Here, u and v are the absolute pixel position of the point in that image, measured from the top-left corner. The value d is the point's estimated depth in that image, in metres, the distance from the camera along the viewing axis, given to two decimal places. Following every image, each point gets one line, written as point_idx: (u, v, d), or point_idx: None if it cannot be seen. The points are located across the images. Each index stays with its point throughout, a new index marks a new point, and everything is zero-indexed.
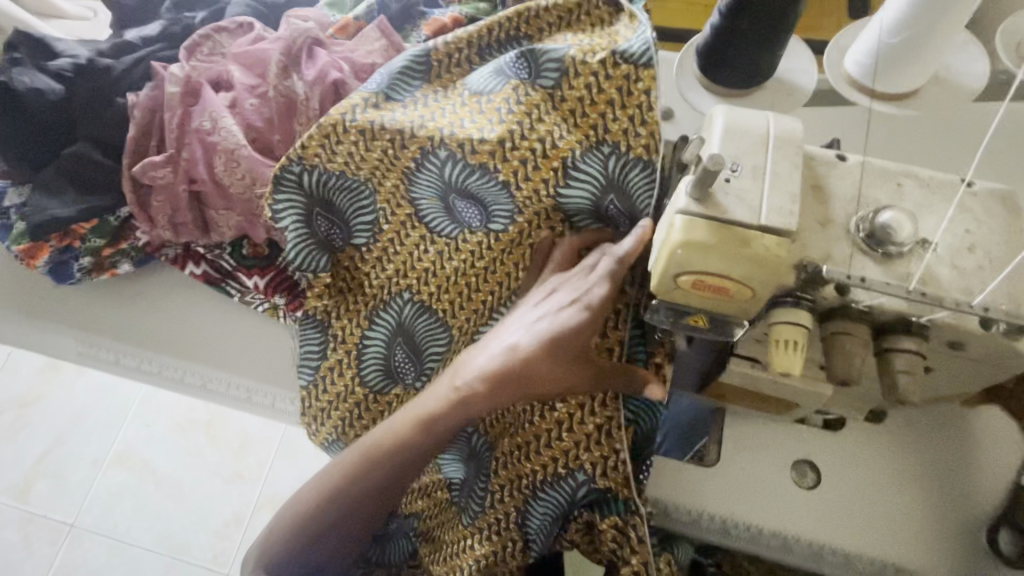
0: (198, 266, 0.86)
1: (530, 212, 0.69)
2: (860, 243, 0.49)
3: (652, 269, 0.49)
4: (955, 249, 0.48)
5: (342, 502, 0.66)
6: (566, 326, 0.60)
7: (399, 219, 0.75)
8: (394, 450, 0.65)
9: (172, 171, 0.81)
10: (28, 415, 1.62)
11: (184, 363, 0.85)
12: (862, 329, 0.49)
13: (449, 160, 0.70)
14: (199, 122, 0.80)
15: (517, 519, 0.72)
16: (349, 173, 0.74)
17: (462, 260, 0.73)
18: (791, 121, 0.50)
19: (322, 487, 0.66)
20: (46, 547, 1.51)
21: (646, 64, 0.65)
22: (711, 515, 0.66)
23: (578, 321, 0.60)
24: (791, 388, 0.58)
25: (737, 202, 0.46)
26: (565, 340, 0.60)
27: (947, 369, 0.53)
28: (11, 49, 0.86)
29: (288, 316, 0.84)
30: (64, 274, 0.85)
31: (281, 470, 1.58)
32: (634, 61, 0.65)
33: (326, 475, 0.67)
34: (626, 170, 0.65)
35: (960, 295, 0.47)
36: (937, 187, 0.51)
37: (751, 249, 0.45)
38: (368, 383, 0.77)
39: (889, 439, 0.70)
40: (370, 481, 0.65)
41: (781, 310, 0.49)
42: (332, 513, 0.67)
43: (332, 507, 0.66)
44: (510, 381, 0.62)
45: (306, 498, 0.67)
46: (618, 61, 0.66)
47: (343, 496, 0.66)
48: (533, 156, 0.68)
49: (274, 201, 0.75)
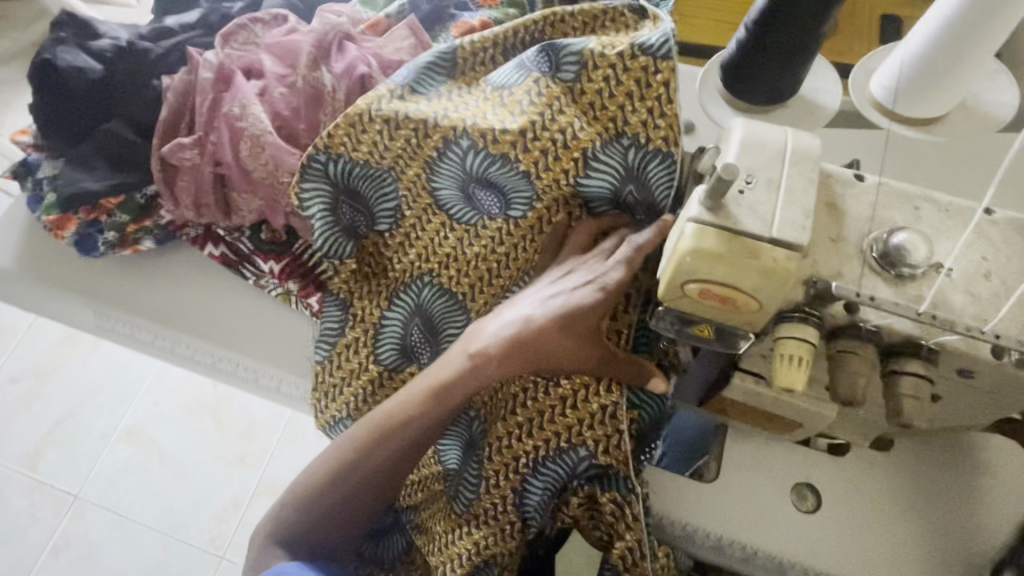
0: (217, 247, 0.88)
1: (549, 199, 0.70)
2: (872, 263, 0.48)
3: (660, 276, 0.49)
4: (970, 276, 0.48)
5: (354, 473, 0.67)
6: (580, 304, 0.61)
7: (421, 206, 0.76)
8: (406, 418, 0.65)
9: (199, 152, 0.83)
10: (43, 385, 1.67)
11: (196, 341, 0.87)
12: (870, 350, 0.48)
13: (470, 150, 0.71)
14: (229, 108, 0.82)
15: (514, 501, 0.71)
16: (373, 162, 0.75)
17: (484, 245, 0.73)
18: (809, 138, 0.51)
19: (335, 458, 0.67)
20: (50, 516, 1.54)
21: (664, 57, 0.65)
22: (708, 533, 0.66)
23: (592, 301, 0.61)
24: (796, 407, 0.58)
25: (749, 213, 0.46)
26: (578, 318, 0.62)
27: (956, 399, 0.52)
28: (57, 28, 0.89)
29: (300, 302, 0.85)
30: (88, 247, 0.87)
31: (282, 457, 1.60)
32: (651, 53, 0.65)
33: (340, 446, 0.68)
34: (645, 161, 0.66)
35: (971, 320, 0.46)
36: (955, 212, 0.51)
37: (760, 260, 0.45)
38: (384, 361, 0.78)
39: (892, 466, 0.69)
40: (383, 451, 0.66)
41: (786, 324, 0.48)
42: (348, 482, 0.67)
43: (348, 475, 0.67)
44: (525, 351, 0.63)
45: (320, 470, 0.68)
46: (636, 53, 0.66)
47: (355, 467, 0.67)
48: (553, 147, 0.68)
49: (302, 190, 0.77)
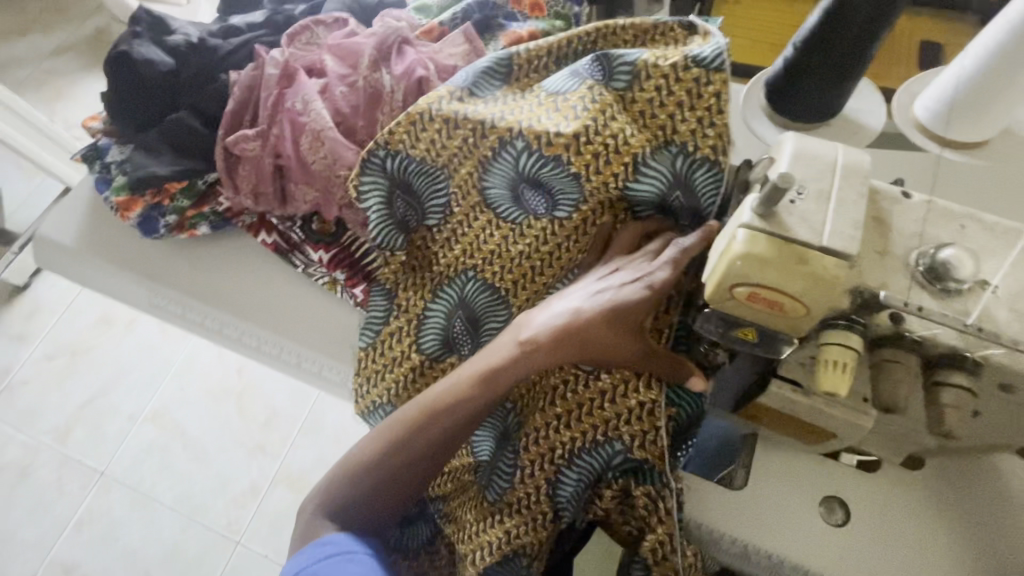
0: (270, 235, 0.92)
1: (594, 202, 0.72)
2: (919, 277, 0.50)
3: (709, 278, 0.51)
4: (1017, 294, 0.49)
5: (400, 453, 0.70)
6: (628, 300, 0.63)
7: (469, 205, 0.80)
8: (453, 402, 0.68)
9: (261, 144, 0.88)
10: (80, 363, 1.73)
11: (243, 324, 0.91)
12: (912, 359, 0.50)
13: (525, 151, 0.74)
14: (292, 103, 0.86)
15: (548, 491, 0.73)
16: (429, 159, 0.79)
17: (528, 244, 0.76)
18: (860, 154, 0.52)
19: (383, 436, 0.70)
20: (76, 491, 1.60)
21: (717, 68, 0.67)
22: (733, 539, 0.67)
23: (639, 298, 0.63)
24: (832, 416, 0.59)
25: (800, 221, 0.48)
26: (625, 313, 0.64)
27: (993, 417, 0.53)
28: (136, 23, 0.95)
29: (346, 291, 0.89)
30: (149, 228, 0.92)
31: (301, 448, 1.64)
32: (704, 65, 0.68)
33: (388, 425, 0.71)
34: (693, 169, 0.69)
35: (1017, 337, 0.47)
36: (1002, 232, 0.52)
37: (809, 267, 0.47)
38: (425, 350, 0.81)
39: (924, 487, 0.70)
40: (429, 433, 0.69)
41: (831, 331, 0.50)
42: (394, 461, 0.70)
43: (394, 455, 0.70)
44: (571, 342, 0.65)
45: (367, 449, 0.71)
46: (689, 64, 0.68)
47: (401, 447, 0.69)
48: (605, 152, 0.70)
49: (360, 182, 0.80)
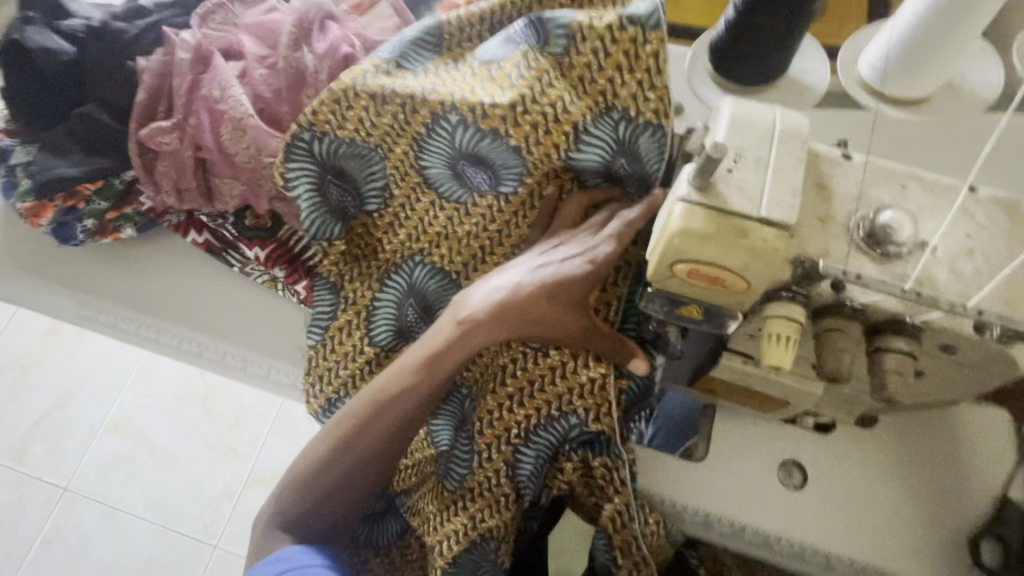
0: (200, 234, 0.86)
1: (540, 172, 0.69)
2: (859, 242, 0.49)
3: (649, 256, 0.49)
4: (954, 253, 0.48)
5: (349, 449, 0.67)
6: (569, 274, 0.62)
7: (409, 185, 0.76)
8: (400, 391, 0.66)
9: (179, 136, 0.81)
10: (27, 378, 1.64)
11: (182, 330, 0.86)
12: (854, 327, 0.48)
13: (460, 126, 0.70)
14: (208, 90, 0.80)
15: (507, 472, 0.71)
16: (360, 140, 0.74)
17: (474, 225, 0.73)
18: (798, 117, 0.50)
19: (330, 434, 0.67)
20: (38, 509, 1.53)
21: (654, 27, 0.63)
22: (695, 510, 0.67)
23: (580, 272, 0.62)
24: (783, 385, 0.59)
25: (737, 192, 0.46)
26: (566, 287, 0.62)
27: (940, 375, 0.52)
28: (26, 8, 0.85)
29: (289, 289, 0.84)
30: (66, 235, 0.85)
31: (273, 446, 1.60)
32: (641, 24, 0.63)
33: (335, 423, 0.68)
34: (637, 134, 0.65)
35: (954, 297, 0.47)
36: (941, 191, 0.51)
37: (748, 239, 0.45)
38: (378, 343, 0.78)
39: (878, 444, 0.71)
40: (378, 425, 0.66)
41: (775, 304, 0.49)
42: (345, 459, 0.67)
43: (345, 453, 0.67)
44: (514, 316, 0.64)
45: (316, 450, 0.68)
46: (624, 24, 0.64)
47: (350, 443, 0.67)
48: (544, 121, 0.67)
49: (287, 170, 0.76)
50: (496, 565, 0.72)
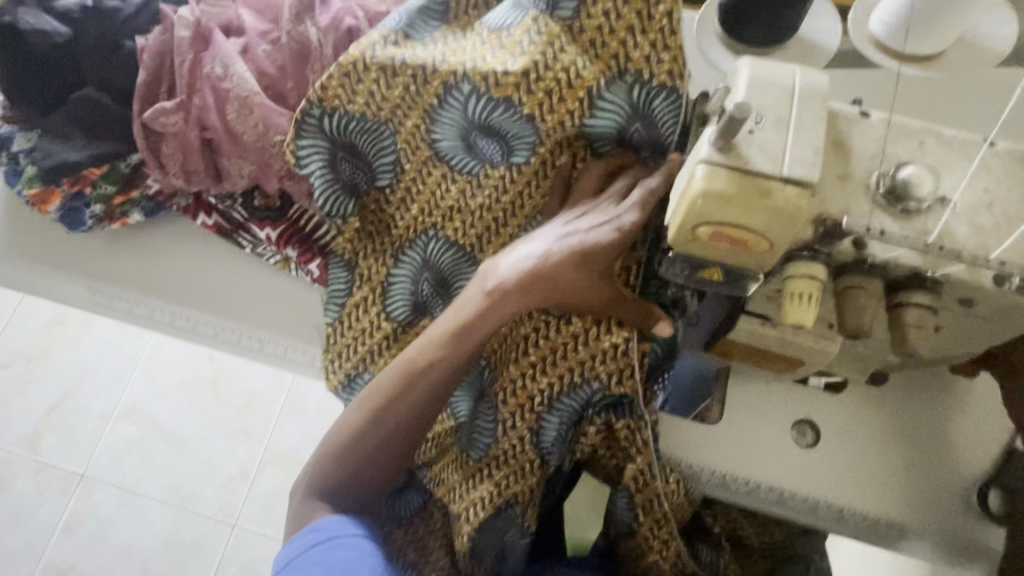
0: (210, 216, 0.86)
1: (553, 141, 0.68)
2: (880, 200, 0.49)
3: (672, 220, 0.49)
4: (973, 207, 0.49)
5: (381, 421, 0.68)
6: (595, 242, 0.63)
7: (420, 159, 0.75)
8: (429, 363, 0.67)
9: (183, 117, 0.79)
10: (37, 369, 1.65)
11: (195, 313, 0.86)
12: (876, 283, 0.49)
13: (473, 95, 0.69)
14: (211, 68, 0.78)
15: (532, 438, 0.73)
16: (370, 115, 0.74)
17: (488, 196, 0.73)
18: (816, 74, 0.50)
19: (362, 407, 0.69)
20: (59, 495, 1.56)
21: None
22: (713, 470, 0.69)
23: (607, 240, 0.63)
24: (799, 345, 0.60)
25: (759, 152, 0.46)
26: (593, 255, 0.63)
27: (955, 329, 0.53)
28: None
29: (301, 268, 0.84)
30: (74, 220, 0.85)
31: (285, 427, 1.62)
32: None
33: (366, 397, 0.69)
34: (651, 98, 0.65)
35: (975, 250, 0.47)
36: (959, 146, 0.51)
37: (772, 200, 0.45)
38: (396, 317, 0.78)
39: (887, 399, 0.73)
40: (408, 398, 0.68)
41: (796, 264, 0.49)
42: (376, 432, 0.69)
43: (376, 425, 0.68)
44: (541, 285, 0.65)
45: (347, 423, 0.69)
46: None
47: (382, 415, 0.68)
48: (558, 87, 0.66)
49: (297, 146, 0.74)
50: (523, 527, 0.75)
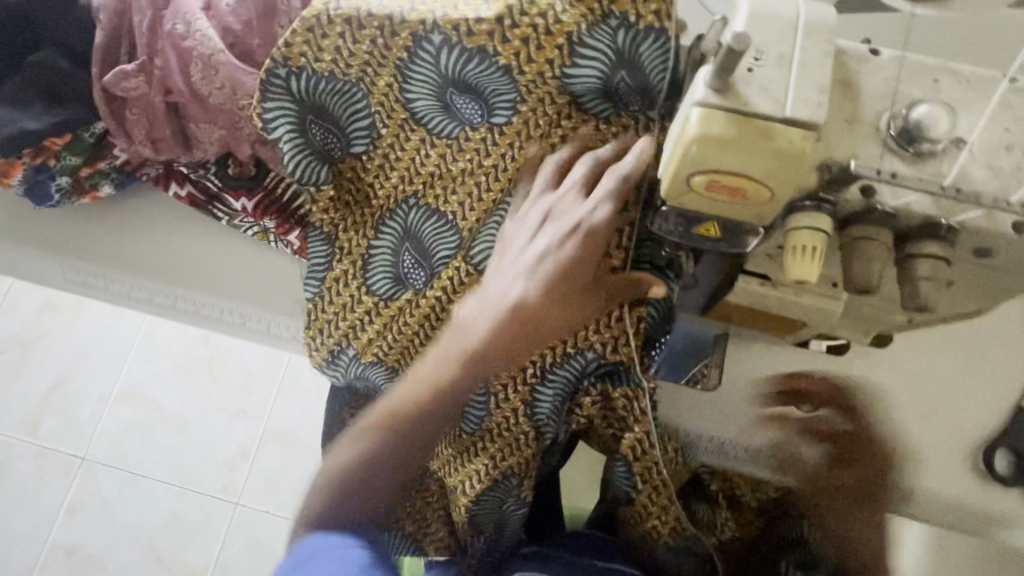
0: (182, 187, 0.82)
1: (533, 98, 0.64)
2: (890, 141, 0.45)
3: (664, 172, 0.46)
4: (993, 147, 0.45)
5: (376, 467, 0.63)
6: (574, 255, 0.59)
7: (396, 123, 0.71)
8: (417, 408, 0.62)
9: (145, 80, 0.74)
10: (30, 354, 1.63)
11: (174, 289, 0.83)
12: (885, 234, 0.45)
13: (444, 47, 0.63)
14: (172, 26, 0.73)
15: (526, 411, 0.71)
16: (339, 74, 0.68)
17: (467, 161, 0.69)
18: (822, 6, 0.45)
19: (351, 455, 0.63)
20: (60, 479, 1.56)
21: None
22: (709, 436, 0.68)
23: (584, 247, 0.58)
24: (807, 304, 0.57)
25: (759, 92, 0.42)
26: (575, 268, 0.59)
27: (968, 281, 0.50)
28: None
29: (280, 240, 0.81)
30: (42, 194, 0.81)
31: (283, 406, 1.60)
32: None
33: (353, 442, 0.64)
34: (637, 42, 0.58)
35: (996, 193, 0.44)
36: (977, 83, 0.47)
37: (774, 141, 0.41)
38: (377, 292, 0.75)
39: (891, 360, 0.70)
40: (403, 444, 0.63)
41: (799, 215, 0.45)
42: (371, 475, 0.63)
43: (373, 472, 0.63)
44: (530, 311, 0.59)
45: (335, 462, 0.64)
46: None
47: (376, 461, 0.62)
48: (534, 35, 0.61)
49: (264, 111, 0.70)
50: (520, 497, 0.75)
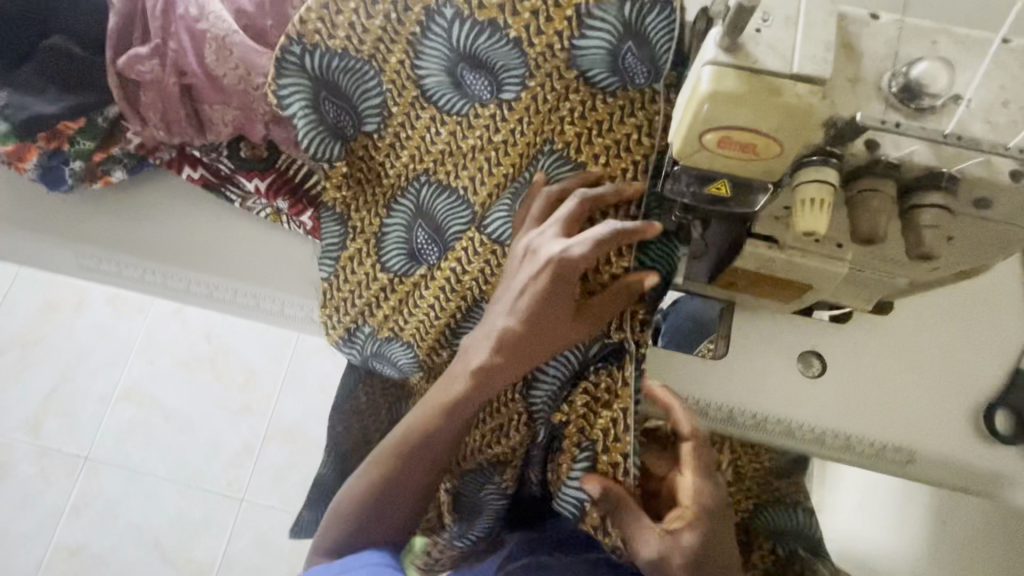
0: (195, 169, 0.83)
1: (542, 72, 0.66)
2: (892, 98, 0.47)
3: (677, 130, 0.47)
4: (989, 104, 0.47)
5: (390, 491, 0.67)
6: (571, 259, 0.59)
7: (407, 101, 0.72)
8: (424, 438, 0.66)
9: (159, 63, 0.75)
10: (31, 355, 1.63)
11: (187, 272, 0.85)
12: (891, 185, 0.47)
13: (456, 21, 0.66)
14: (185, 9, 0.74)
15: (523, 391, 0.72)
16: (352, 52, 0.70)
17: (478, 137, 0.70)
18: None
19: (365, 488, 0.68)
20: (63, 479, 1.55)
21: None
22: (720, 406, 0.69)
23: (579, 256, 0.59)
24: (808, 268, 0.58)
25: (768, 50, 0.44)
26: (570, 276, 0.60)
27: (967, 240, 0.51)
28: None
29: (294, 221, 0.82)
30: (55, 179, 0.81)
31: (286, 401, 1.61)
32: None
33: (365, 483, 0.68)
34: (642, 14, 0.61)
35: (994, 138, 0.46)
36: (973, 44, 0.48)
37: (782, 97, 0.43)
38: (391, 268, 0.77)
39: (893, 326, 0.72)
40: (414, 467, 0.67)
41: (808, 170, 0.47)
42: (384, 506, 0.68)
43: (386, 495, 0.68)
44: (529, 334, 0.62)
45: (350, 501, 0.68)
46: None
47: (389, 486, 0.67)
48: (544, 7, 0.63)
49: (279, 86, 0.71)
50: (524, 472, 0.77)
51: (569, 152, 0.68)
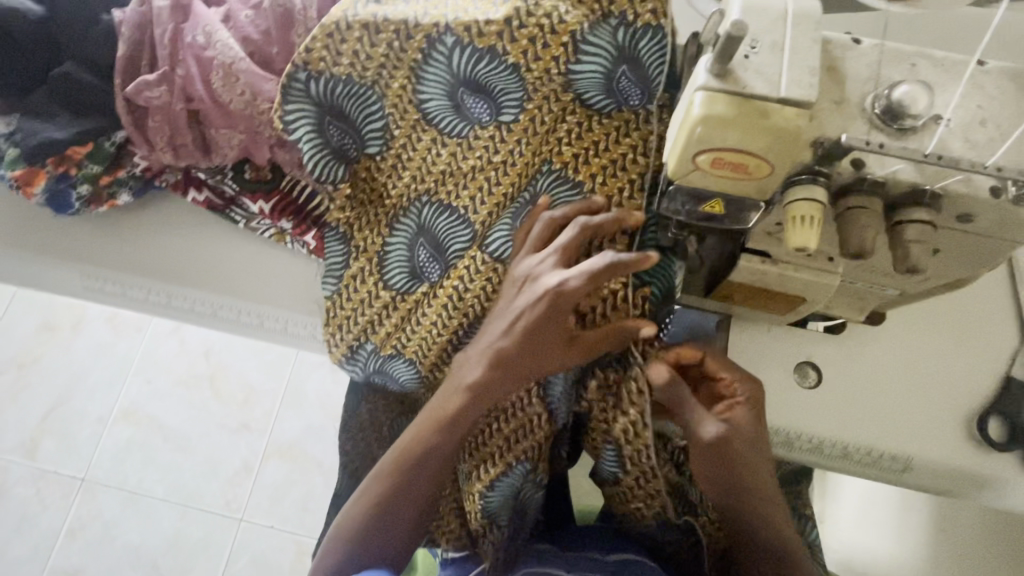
0: (200, 192, 0.85)
1: (540, 96, 0.68)
2: (875, 119, 0.49)
3: (671, 152, 0.49)
4: (968, 123, 0.49)
5: (390, 507, 0.68)
6: (567, 289, 0.60)
7: (409, 123, 0.74)
8: (426, 452, 0.67)
9: (167, 90, 0.78)
10: (29, 376, 1.63)
11: (191, 293, 0.86)
12: (876, 201, 0.49)
13: (456, 48, 0.68)
14: (192, 37, 0.77)
15: (540, 392, 0.74)
16: (356, 77, 0.72)
17: (479, 157, 0.72)
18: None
19: (366, 504, 0.68)
20: (59, 502, 1.54)
21: None
22: None
23: (575, 287, 0.60)
24: (801, 281, 0.60)
25: (756, 76, 0.46)
26: (566, 303, 0.61)
27: (955, 251, 0.53)
28: None
29: (297, 240, 0.83)
30: (62, 202, 0.83)
31: (285, 419, 1.60)
32: None
33: (366, 501, 0.69)
34: (635, 40, 0.64)
35: (973, 155, 0.48)
36: (951, 66, 0.51)
37: (771, 120, 0.45)
38: (395, 286, 0.78)
39: (885, 336, 0.74)
40: (415, 481, 0.68)
41: (796, 187, 0.49)
42: (386, 522, 0.68)
43: (387, 511, 0.68)
44: (525, 354, 0.63)
45: (352, 519, 0.69)
46: None
47: (389, 502, 0.68)
48: (541, 33, 0.65)
49: (285, 112, 0.73)
50: (536, 483, 0.78)
51: (567, 171, 0.70)
